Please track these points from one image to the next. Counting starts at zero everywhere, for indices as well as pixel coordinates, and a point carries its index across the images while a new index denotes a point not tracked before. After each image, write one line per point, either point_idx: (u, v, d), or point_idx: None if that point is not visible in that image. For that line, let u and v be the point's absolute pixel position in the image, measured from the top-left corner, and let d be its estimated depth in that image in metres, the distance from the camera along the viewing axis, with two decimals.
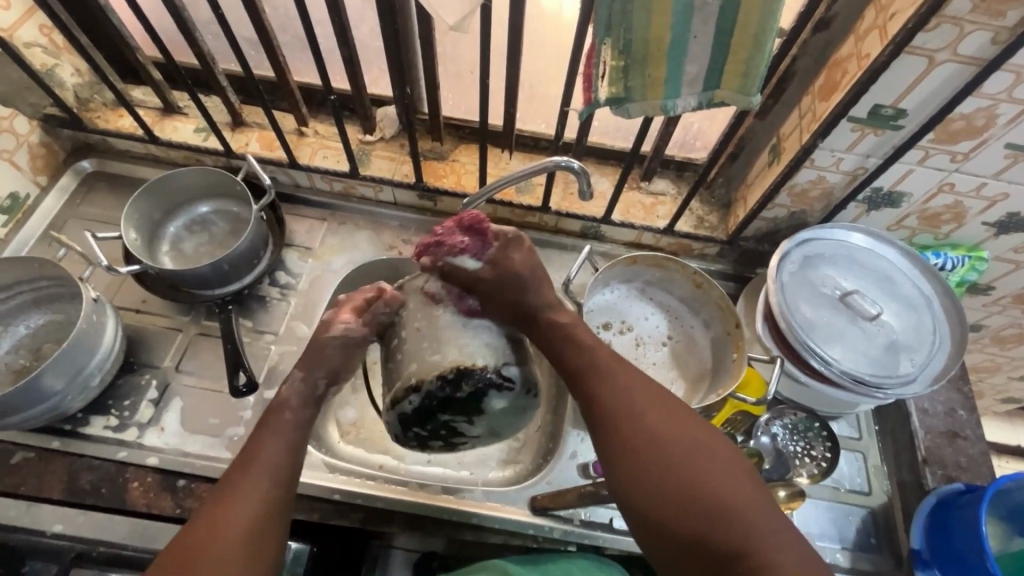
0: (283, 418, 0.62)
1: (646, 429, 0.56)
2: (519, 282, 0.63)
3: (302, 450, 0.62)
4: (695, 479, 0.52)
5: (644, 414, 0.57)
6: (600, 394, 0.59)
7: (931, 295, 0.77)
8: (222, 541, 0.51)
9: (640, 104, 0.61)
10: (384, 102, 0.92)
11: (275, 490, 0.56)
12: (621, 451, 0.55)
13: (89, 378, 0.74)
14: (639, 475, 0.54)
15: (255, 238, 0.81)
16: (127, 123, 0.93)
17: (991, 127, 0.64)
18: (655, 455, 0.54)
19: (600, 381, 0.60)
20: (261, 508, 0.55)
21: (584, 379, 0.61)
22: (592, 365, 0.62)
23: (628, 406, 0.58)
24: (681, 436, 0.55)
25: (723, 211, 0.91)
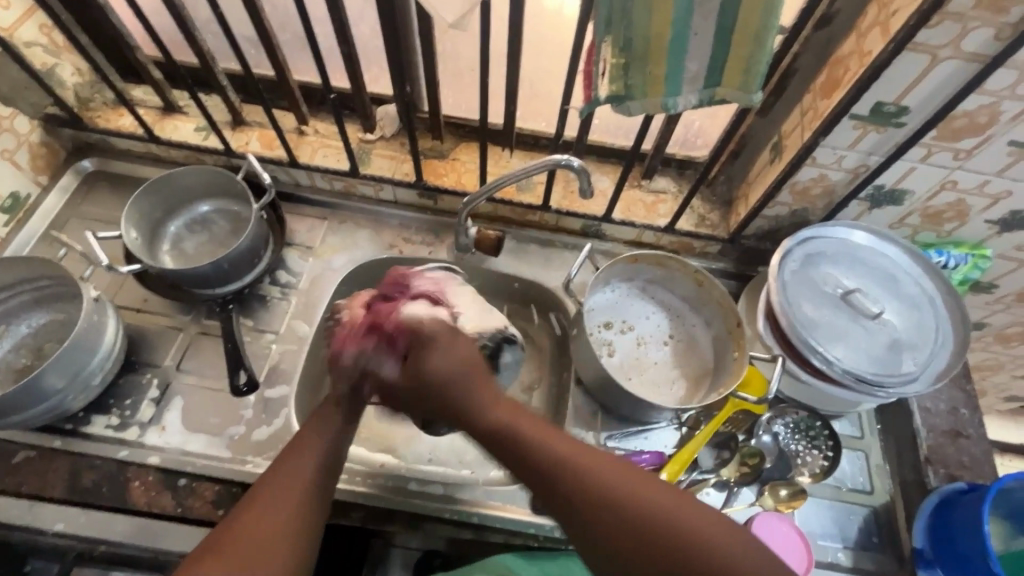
0: (331, 412, 0.63)
1: (599, 492, 0.52)
2: (435, 366, 0.61)
3: (343, 446, 0.63)
4: (662, 531, 0.49)
5: (594, 476, 0.53)
6: (543, 465, 0.55)
7: (933, 294, 0.77)
8: (264, 527, 0.52)
9: (641, 102, 0.61)
10: (384, 101, 0.92)
11: (319, 483, 0.58)
12: (580, 519, 0.52)
13: (90, 377, 0.74)
14: (604, 538, 0.51)
15: (255, 237, 0.81)
16: (127, 122, 0.93)
17: (994, 124, 0.63)
18: (615, 517, 0.51)
19: (538, 452, 0.56)
20: (302, 499, 0.55)
21: (519, 456, 0.57)
22: (526, 437, 0.57)
23: (574, 472, 0.53)
24: (637, 489, 0.52)
25: (724, 209, 0.90)
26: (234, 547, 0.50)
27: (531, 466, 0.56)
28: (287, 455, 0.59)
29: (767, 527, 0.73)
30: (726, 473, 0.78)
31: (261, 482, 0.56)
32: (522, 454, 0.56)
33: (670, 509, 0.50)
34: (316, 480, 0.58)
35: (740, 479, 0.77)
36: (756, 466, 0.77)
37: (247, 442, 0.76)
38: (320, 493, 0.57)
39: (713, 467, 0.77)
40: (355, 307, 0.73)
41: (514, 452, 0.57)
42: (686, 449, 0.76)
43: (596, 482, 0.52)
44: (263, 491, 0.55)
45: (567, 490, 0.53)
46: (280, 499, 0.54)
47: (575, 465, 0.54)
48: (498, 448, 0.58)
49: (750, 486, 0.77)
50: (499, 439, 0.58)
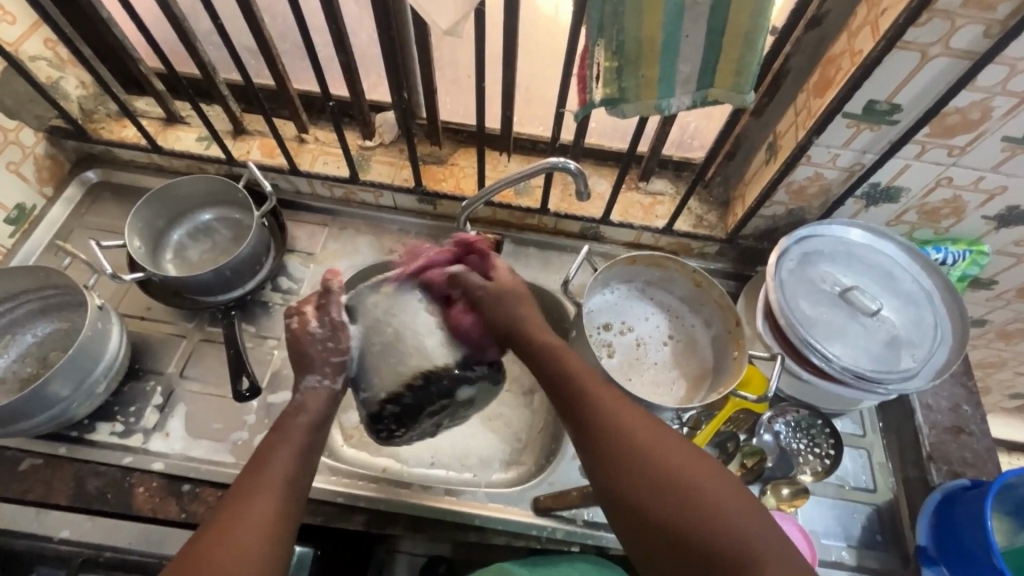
0: (297, 422, 0.63)
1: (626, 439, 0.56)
2: (504, 298, 0.69)
3: (310, 457, 0.63)
4: (662, 483, 0.52)
5: (627, 423, 0.57)
6: (580, 402, 0.60)
7: (932, 290, 0.77)
8: (231, 540, 0.52)
9: (635, 105, 0.61)
10: (383, 108, 0.93)
11: (284, 504, 0.57)
12: (607, 465, 0.55)
13: (95, 385, 0.75)
14: (618, 484, 0.54)
15: (257, 244, 0.83)
16: (130, 134, 0.94)
17: (987, 121, 0.64)
18: (634, 464, 0.54)
19: (581, 395, 0.60)
20: (274, 506, 0.56)
21: (571, 400, 0.61)
22: (572, 376, 0.62)
23: (614, 416, 0.58)
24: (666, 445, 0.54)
25: (721, 210, 0.91)
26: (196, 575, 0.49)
27: (575, 409, 0.60)
28: (253, 469, 0.58)
29: (770, 526, 0.73)
30: (728, 472, 0.78)
31: (232, 495, 0.56)
32: (567, 391, 0.62)
33: (693, 465, 0.52)
34: (289, 490, 0.58)
35: (742, 478, 0.77)
36: (757, 465, 0.77)
37: (250, 447, 0.77)
38: (288, 513, 0.57)
39: None
40: (306, 313, 0.70)
41: (567, 396, 0.62)
42: None
43: (624, 429, 0.56)
44: (230, 510, 0.54)
45: (596, 433, 0.57)
46: (249, 516, 0.54)
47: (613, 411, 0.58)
48: (550, 385, 0.64)
49: (752, 485, 0.78)
50: (554, 379, 0.63)
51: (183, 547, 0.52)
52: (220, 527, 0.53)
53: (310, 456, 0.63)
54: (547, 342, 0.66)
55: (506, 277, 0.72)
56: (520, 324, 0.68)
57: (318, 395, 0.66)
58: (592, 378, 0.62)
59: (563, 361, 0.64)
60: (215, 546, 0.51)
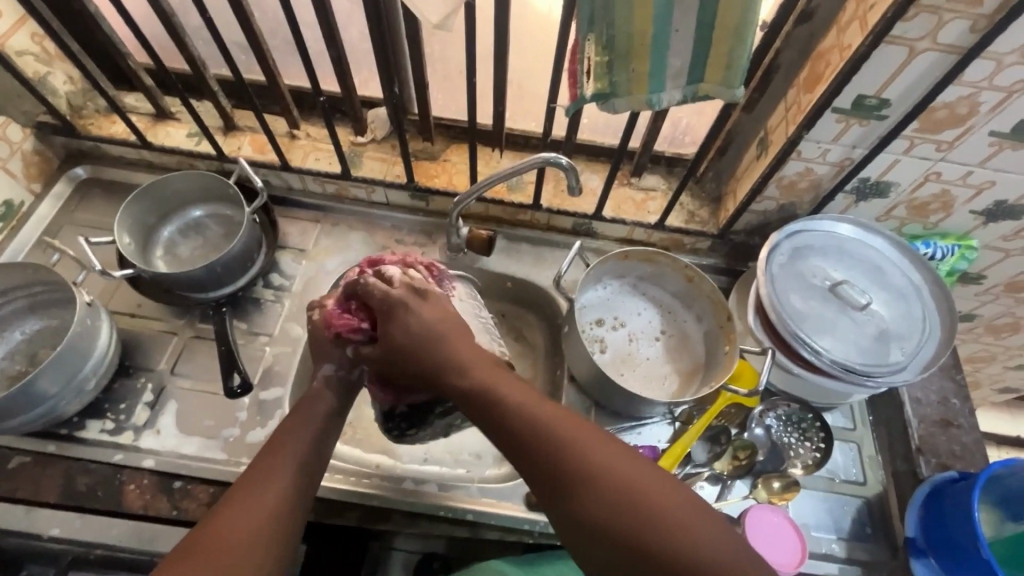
0: (316, 410, 0.64)
1: (583, 465, 0.50)
2: (426, 334, 0.61)
3: (327, 443, 0.63)
4: (631, 511, 0.47)
5: (575, 449, 0.51)
6: (521, 432, 0.54)
7: (920, 284, 0.78)
8: (248, 521, 0.52)
9: (626, 99, 0.62)
10: (374, 104, 0.93)
11: (300, 485, 0.57)
12: (566, 498, 0.50)
13: (84, 382, 0.74)
14: (580, 517, 0.49)
15: (248, 240, 0.82)
16: (119, 130, 0.93)
17: (974, 115, 0.64)
18: (590, 492, 0.49)
19: (526, 422, 0.54)
20: (292, 486, 0.56)
21: (510, 433, 0.54)
22: (508, 404, 0.56)
23: (559, 446, 0.52)
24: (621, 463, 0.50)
25: (713, 205, 0.91)
26: (212, 546, 0.49)
27: (517, 442, 0.54)
28: (269, 454, 0.58)
29: (761, 518, 0.73)
30: (719, 466, 0.78)
31: (249, 479, 0.56)
32: (504, 422, 0.55)
33: (658, 487, 0.49)
34: (304, 474, 0.58)
35: (733, 472, 0.77)
36: (749, 458, 0.77)
37: (242, 444, 0.76)
38: (302, 494, 0.57)
39: (706, 461, 0.78)
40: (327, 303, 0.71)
41: (505, 426, 0.55)
42: (680, 442, 0.76)
43: (578, 457, 0.51)
44: (245, 489, 0.54)
45: (544, 459, 0.52)
46: (265, 494, 0.54)
47: (557, 438, 0.52)
48: (485, 420, 0.57)
49: (743, 479, 0.78)
50: (489, 411, 0.56)
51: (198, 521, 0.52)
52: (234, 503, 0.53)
53: (326, 440, 0.63)
54: (475, 377, 0.59)
55: (425, 308, 0.64)
56: (443, 360, 0.60)
57: (329, 382, 0.67)
58: (532, 400, 0.56)
59: (495, 392, 0.57)
60: (230, 521, 0.52)
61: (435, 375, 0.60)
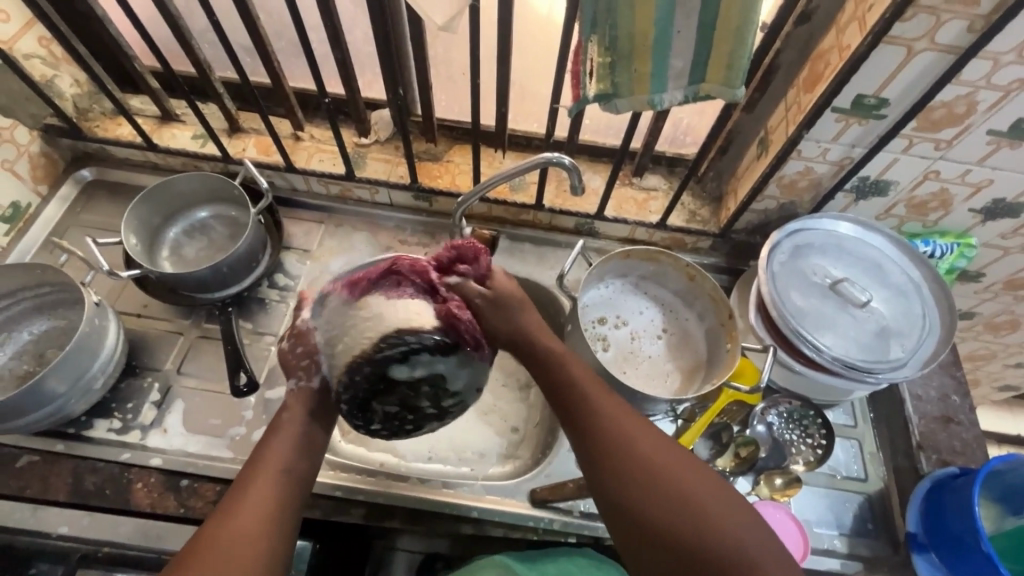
0: (285, 415, 0.62)
1: (626, 444, 0.55)
2: (507, 302, 0.68)
3: (311, 445, 0.62)
4: (665, 491, 0.52)
5: (623, 428, 0.57)
6: (576, 403, 0.60)
7: (920, 282, 0.78)
8: (225, 540, 0.51)
9: (628, 100, 0.63)
10: (378, 106, 0.94)
11: (287, 489, 0.57)
12: (607, 471, 0.55)
13: (92, 381, 0.75)
14: (619, 491, 0.54)
15: (254, 241, 0.83)
16: (125, 132, 0.94)
17: (972, 114, 0.65)
18: (631, 467, 0.54)
19: (583, 396, 0.60)
20: (276, 492, 0.55)
21: (569, 400, 0.61)
22: (569, 378, 0.62)
23: (607, 423, 0.57)
24: (658, 447, 0.55)
25: (714, 205, 0.92)
26: (204, 558, 0.49)
27: (573, 409, 0.60)
28: (245, 472, 0.56)
29: (765, 515, 0.74)
30: (722, 463, 0.79)
31: (225, 499, 0.54)
32: (567, 396, 0.61)
33: (697, 479, 0.53)
34: (283, 486, 0.57)
35: (736, 468, 0.78)
36: (751, 455, 0.78)
37: (248, 442, 0.77)
38: (291, 497, 0.56)
39: (709, 457, 0.78)
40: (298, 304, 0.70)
41: (563, 397, 0.61)
42: (683, 439, 0.77)
43: (623, 433, 0.56)
44: (233, 500, 0.54)
45: (594, 431, 0.57)
46: (251, 502, 0.54)
47: (608, 417, 0.58)
48: (548, 389, 0.63)
49: (746, 475, 0.79)
50: (553, 380, 0.63)
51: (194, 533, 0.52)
52: (226, 513, 0.53)
53: (309, 444, 0.62)
54: (545, 350, 0.65)
55: (505, 281, 0.69)
56: (522, 330, 0.67)
57: (300, 393, 0.64)
58: (590, 378, 0.62)
59: (562, 364, 0.64)
60: (221, 532, 0.51)
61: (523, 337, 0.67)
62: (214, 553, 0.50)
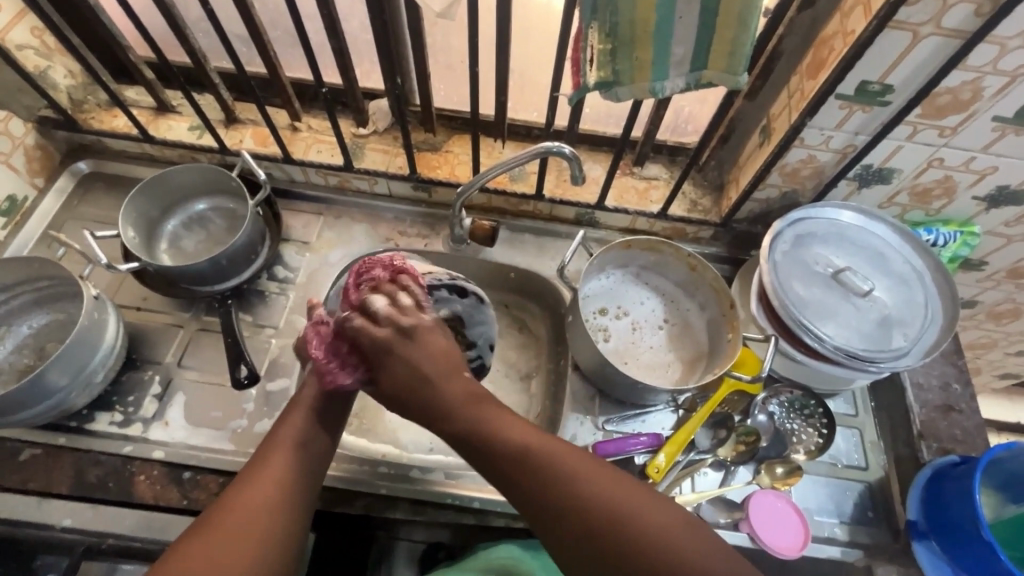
0: (303, 397, 0.64)
1: (568, 488, 0.50)
2: (425, 369, 0.59)
3: (325, 430, 0.63)
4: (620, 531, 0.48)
5: (561, 472, 0.51)
6: (507, 456, 0.54)
7: (923, 271, 0.78)
8: (230, 524, 0.51)
9: (629, 88, 0.62)
10: (375, 96, 0.93)
11: (296, 474, 0.57)
12: (554, 523, 0.50)
13: (93, 374, 0.75)
14: (572, 541, 0.49)
15: (252, 233, 0.83)
16: (121, 124, 0.93)
17: (978, 100, 0.64)
18: (586, 517, 0.49)
19: (510, 446, 0.54)
20: (285, 476, 0.56)
21: (494, 457, 0.54)
22: (490, 430, 0.56)
23: (556, 469, 0.52)
24: (609, 485, 0.50)
25: (715, 194, 0.91)
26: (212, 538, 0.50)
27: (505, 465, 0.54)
28: (264, 448, 0.58)
29: (764, 505, 0.74)
30: (723, 452, 0.79)
31: (244, 474, 0.56)
32: (497, 455, 0.54)
33: (648, 508, 0.49)
34: (293, 469, 0.57)
35: (737, 458, 0.78)
36: (752, 445, 0.78)
37: (250, 435, 0.77)
38: (300, 483, 0.57)
39: (710, 447, 0.79)
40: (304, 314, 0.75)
41: (489, 454, 0.55)
42: (683, 429, 0.78)
43: (563, 477, 0.51)
44: (243, 483, 0.55)
45: (532, 482, 0.52)
46: (260, 485, 0.54)
47: (557, 459, 0.53)
48: (467, 447, 0.56)
49: (747, 465, 0.79)
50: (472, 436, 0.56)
51: (200, 518, 0.52)
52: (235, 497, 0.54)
53: (322, 429, 0.63)
54: (457, 407, 0.57)
55: (428, 341, 0.61)
56: (430, 403, 0.58)
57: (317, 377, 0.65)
58: (513, 426, 0.56)
59: (476, 415, 0.57)
60: (227, 515, 0.52)
61: (435, 413, 0.58)
62: (221, 535, 0.50)
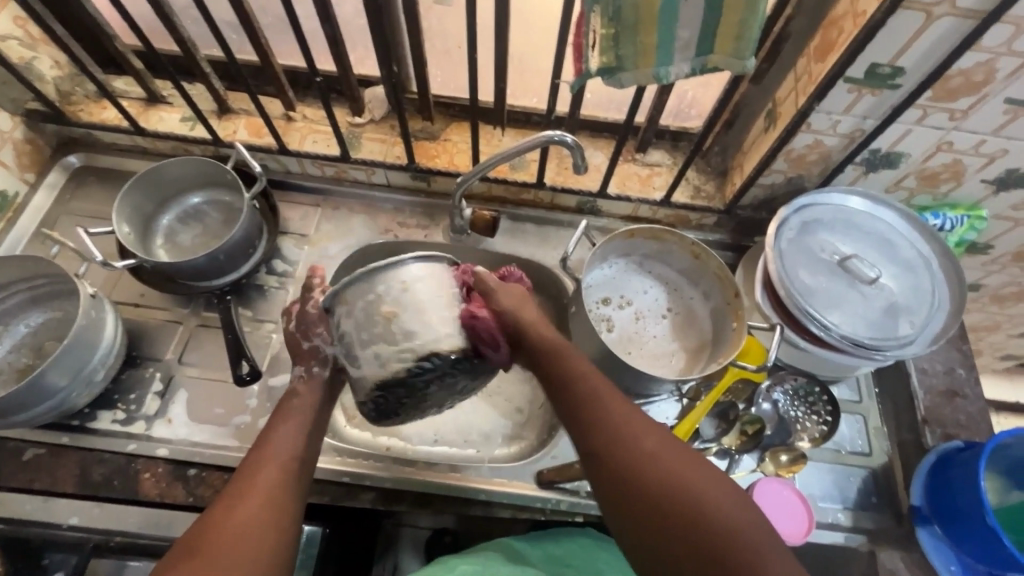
0: (293, 404, 0.65)
1: (626, 446, 0.54)
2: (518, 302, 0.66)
3: (316, 434, 0.65)
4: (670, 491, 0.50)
5: (622, 430, 0.55)
6: (581, 407, 0.58)
7: (930, 256, 0.77)
8: (230, 531, 0.51)
9: (632, 74, 0.60)
10: (371, 83, 0.91)
11: (290, 479, 0.58)
12: (611, 477, 0.54)
13: (93, 373, 0.74)
14: (626, 494, 0.52)
15: (249, 226, 0.81)
16: (111, 116, 0.91)
17: (990, 82, 0.62)
18: (641, 478, 0.52)
19: (585, 399, 0.59)
20: (280, 481, 0.57)
21: (573, 407, 0.59)
22: (569, 381, 0.61)
23: (603, 418, 0.57)
24: (655, 444, 0.54)
25: (719, 179, 0.90)
26: (214, 543, 0.50)
27: (578, 416, 0.58)
28: (258, 448, 0.60)
29: (769, 492, 0.74)
30: (727, 441, 0.79)
31: (240, 476, 0.57)
32: (575, 406, 0.59)
33: (693, 474, 0.51)
34: (287, 475, 0.58)
35: (742, 446, 0.78)
36: (757, 432, 0.78)
37: (253, 430, 0.77)
38: (294, 488, 0.58)
39: (714, 436, 0.79)
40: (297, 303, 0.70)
41: (568, 400, 0.60)
42: (688, 419, 0.78)
43: (625, 437, 0.55)
44: (240, 488, 0.55)
45: (599, 436, 0.56)
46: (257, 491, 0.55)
47: (618, 419, 0.56)
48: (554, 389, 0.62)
49: (751, 453, 0.79)
50: (561, 380, 0.61)
51: (194, 525, 0.52)
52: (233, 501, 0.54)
53: (313, 434, 0.64)
54: (546, 342, 0.64)
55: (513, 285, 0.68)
56: (517, 328, 0.64)
57: (310, 382, 0.67)
58: (589, 377, 0.61)
59: (560, 364, 0.62)
60: (226, 522, 0.52)
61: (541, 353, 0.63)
62: (219, 542, 0.50)
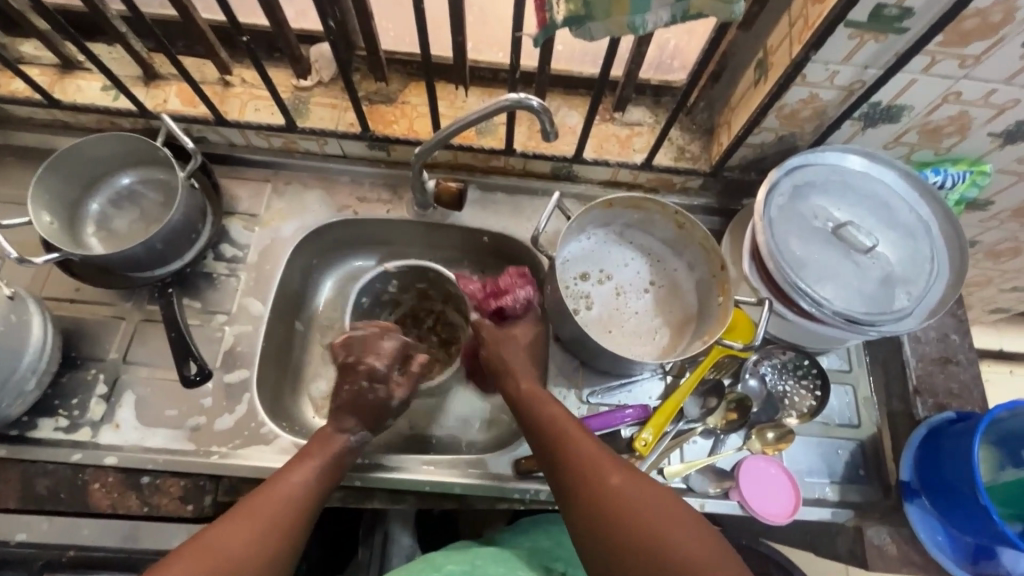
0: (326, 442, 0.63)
1: (597, 485, 0.55)
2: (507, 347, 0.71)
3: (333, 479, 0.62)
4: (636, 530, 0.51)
5: (593, 469, 0.57)
6: (557, 448, 0.60)
7: (930, 220, 0.72)
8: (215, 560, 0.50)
9: (604, 24, 0.52)
10: (315, 39, 0.81)
11: (291, 520, 0.56)
12: (585, 515, 0.55)
13: (24, 382, 0.68)
14: (597, 532, 0.53)
15: (188, 209, 0.73)
16: (20, 86, 0.80)
17: (1008, 24, 0.55)
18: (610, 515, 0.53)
19: (559, 439, 0.60)
20: (282, 520, 0.55)
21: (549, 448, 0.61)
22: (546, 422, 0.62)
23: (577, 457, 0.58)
24: (625, 481, 0.55)
25: (705, 139, 0.82)
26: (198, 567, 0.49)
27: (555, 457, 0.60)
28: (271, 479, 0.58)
29: (755, 472, 0.72)
30: (713, 421, 0.76)
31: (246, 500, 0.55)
32: (551, 447, 0.60)
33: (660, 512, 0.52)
34: (288, 514, 0.56)
35: (727, 427, 0.75)
36: (745, 411, 0.75)
37: (210, 432, 0.72)
38: (293, 532, 0.55)
39: (699, 416, 0.75)
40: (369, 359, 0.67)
41: (545, 441, 0.61)
42: (672, 399, 0.73)
43: (596, 475, 0.56)
44: (240, 515, 0.54)
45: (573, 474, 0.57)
46: (255, 524, 0.53)
47: (590, 457, 0.58)
48: (533, 431, 0.64)
49: (737, 431, 0.76)
50: (539, 422, 0.63)
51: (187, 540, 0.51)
52: (229, 526, 0.53)
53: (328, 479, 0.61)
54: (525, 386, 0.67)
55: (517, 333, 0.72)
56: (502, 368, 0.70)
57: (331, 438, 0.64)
58: (565, 418, 0.62)
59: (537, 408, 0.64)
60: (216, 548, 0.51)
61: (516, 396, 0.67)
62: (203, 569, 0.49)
